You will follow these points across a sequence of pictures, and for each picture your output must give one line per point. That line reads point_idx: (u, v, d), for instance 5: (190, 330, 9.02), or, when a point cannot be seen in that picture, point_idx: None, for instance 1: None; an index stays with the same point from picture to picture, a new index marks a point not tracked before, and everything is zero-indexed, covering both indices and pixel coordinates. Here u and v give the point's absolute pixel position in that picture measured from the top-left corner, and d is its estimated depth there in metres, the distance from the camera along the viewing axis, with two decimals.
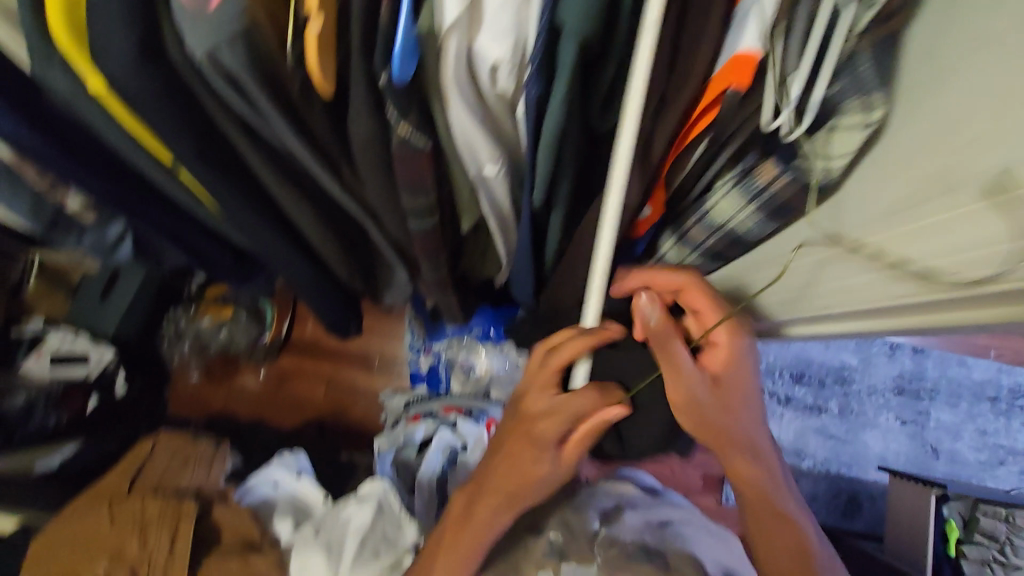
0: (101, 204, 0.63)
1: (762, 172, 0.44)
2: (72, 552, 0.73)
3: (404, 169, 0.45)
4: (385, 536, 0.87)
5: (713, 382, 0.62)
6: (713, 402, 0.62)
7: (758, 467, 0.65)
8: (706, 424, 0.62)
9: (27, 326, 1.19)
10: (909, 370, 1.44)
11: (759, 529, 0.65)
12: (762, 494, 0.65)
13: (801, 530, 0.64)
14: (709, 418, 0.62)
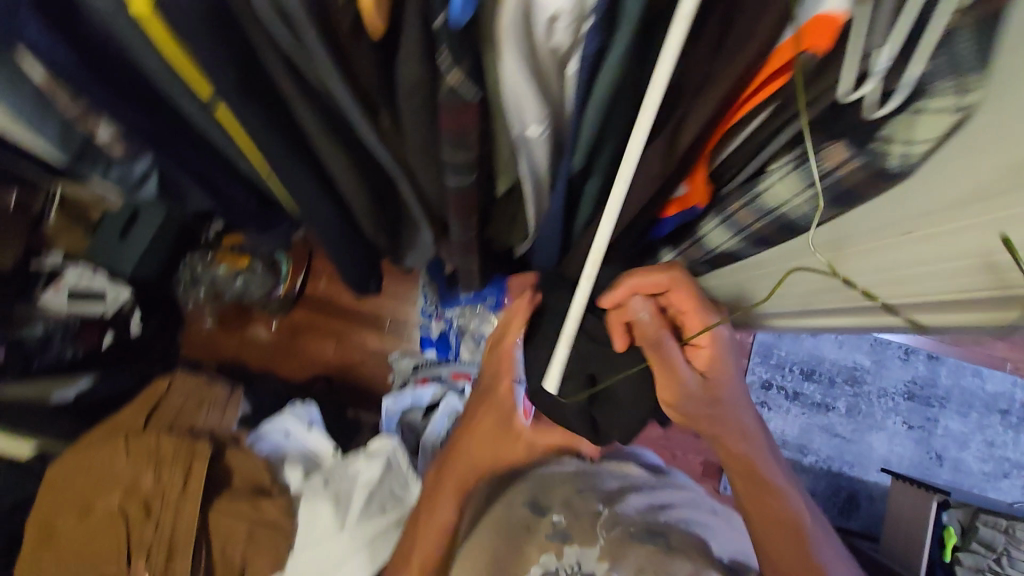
0: (130, 137, 0.62)
1: (829, 157, 0.40)
2: (86, 484, 0.77)
3: (448, 122, 0.43)
4: (392, 494, 0.89)
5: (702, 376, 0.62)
6: (702, 395, 0.62)
7: (743, 446, 0.69)
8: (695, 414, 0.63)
9: (46, 258, 1.18)
10: (922, 376, 1.41)
11: (742, 491, 0.72)
12: (745, 469, 0.70)
13: (775, 489, 0.71)
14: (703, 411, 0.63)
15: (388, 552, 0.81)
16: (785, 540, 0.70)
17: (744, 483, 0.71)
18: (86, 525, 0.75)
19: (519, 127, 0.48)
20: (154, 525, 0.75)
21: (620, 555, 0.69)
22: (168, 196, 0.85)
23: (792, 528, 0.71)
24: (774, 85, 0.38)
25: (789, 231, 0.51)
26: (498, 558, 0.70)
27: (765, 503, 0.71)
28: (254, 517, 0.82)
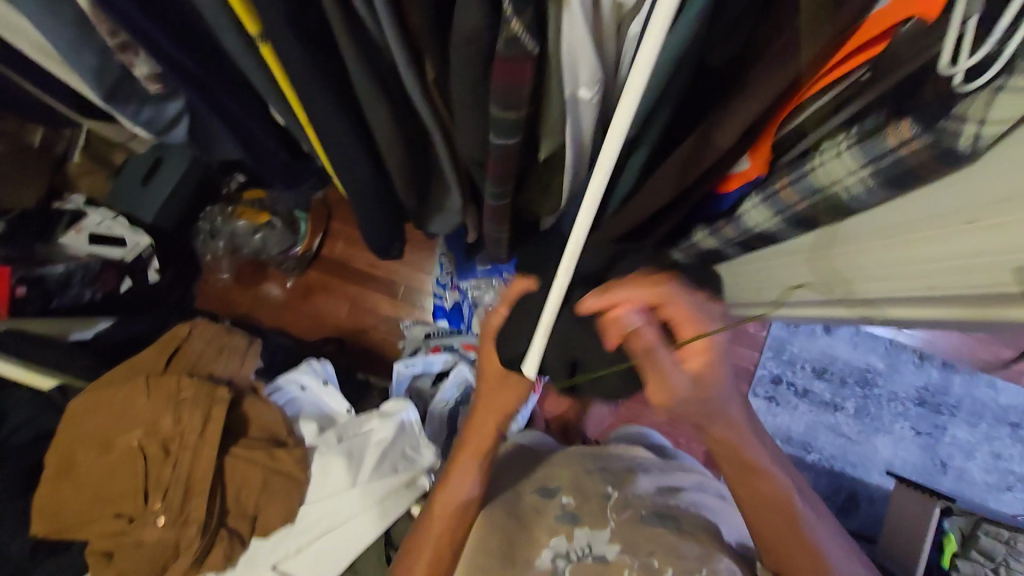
0: (168, 76, 0.61)
1: (894, 133, 0.39)
2: (109, 419, 0.80)
3: (501, 76, 0.42)
4: (405, 455, 0.91)
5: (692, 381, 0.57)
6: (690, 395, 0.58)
7: (726, 438, 0.67)
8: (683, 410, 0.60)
9: (68, 201, 1.23)
10: (934, 383, 1.39)
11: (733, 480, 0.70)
12: (731, 458, 0.69)
13: (763, 474, 0.70)
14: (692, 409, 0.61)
15: (399, 512, 0.86)
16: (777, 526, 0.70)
17: (734, 471, 0.70)
18: (106, 460, 0.78)
19: (570, 87, 0.46)
20: (172, 465, 0.78)
21: (632, 537, 0.68)
22: (196, 143, 0.84)
23: (784, 510, 0.70)
24: (858, 59, 0.37)
25: (836, 213, 0.51)
26: (509, 536, 0.70)
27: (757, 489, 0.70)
28: (269, 464, 0.84)
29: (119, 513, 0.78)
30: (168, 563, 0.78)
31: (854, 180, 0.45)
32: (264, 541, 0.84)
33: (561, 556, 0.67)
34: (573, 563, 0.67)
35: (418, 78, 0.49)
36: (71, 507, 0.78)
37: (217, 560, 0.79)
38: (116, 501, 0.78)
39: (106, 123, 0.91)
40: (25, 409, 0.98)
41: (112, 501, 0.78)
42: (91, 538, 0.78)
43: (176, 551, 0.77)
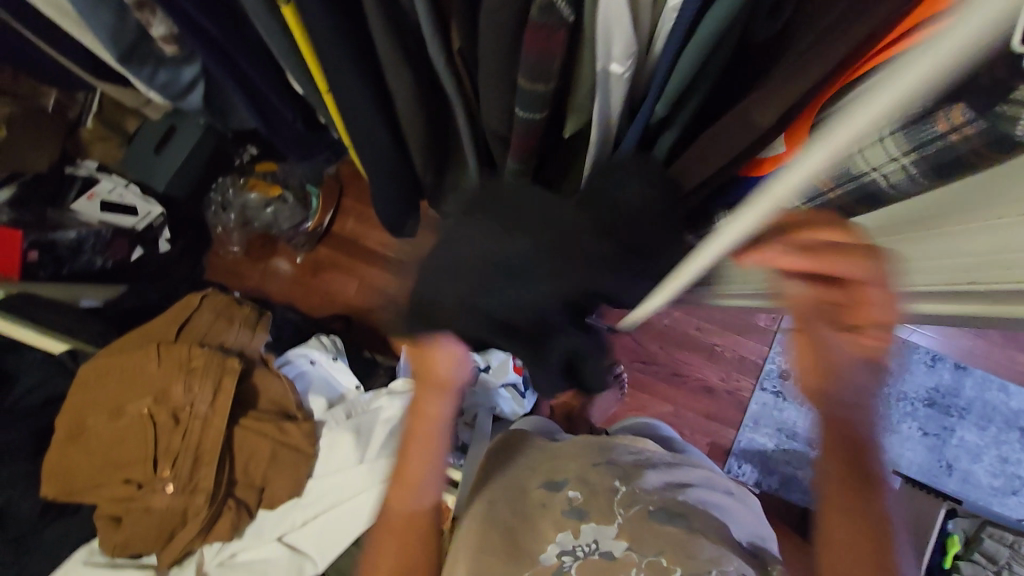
0: (187, 39, 0.59)
1: (941, 121, 0.38)
2: (119, 384, 0.81)
3: (532, 45, 0.41)
4: None
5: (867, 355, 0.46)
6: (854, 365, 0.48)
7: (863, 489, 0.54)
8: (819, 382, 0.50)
9: (83, 165, 1.20)
10: (945, 385, 1.36)
11: (833, 543, 0.55)
12: (855, 515, 0.54)
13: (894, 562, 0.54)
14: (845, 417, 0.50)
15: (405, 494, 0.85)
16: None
17: (843, 537, 0.54)
18: (117, 426, 0.79)
19: (601, 61, 0.45)
20: (182, 434, 0.78)
21: (641, 535, 0.65)
22: (211, 110, 0.83)
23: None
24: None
25: (870, 202, 0.49)
26: (511, 533, 0.67)
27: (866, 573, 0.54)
28: (280, 437, 0.85)
29: (128, 479, 0.78)
30: (177, 530, 0.78)
31: (893, 167, 0.44)
32: (270, 512, 0.85)
33: (567, 553, 0.65)
34: (580, 560, 0.64)
35: (444, 47, 0.47)
36: (82, 470, 0.79)
37: (223, 530, 0.80)
38: (126, 466, 0.78)
39: (120, 86, 0.90)
40: (35, 372, 0.98)
41: (122, 467, 0.78)
42: (100, 502, 0.78)
43: (184, 518, 0.79)
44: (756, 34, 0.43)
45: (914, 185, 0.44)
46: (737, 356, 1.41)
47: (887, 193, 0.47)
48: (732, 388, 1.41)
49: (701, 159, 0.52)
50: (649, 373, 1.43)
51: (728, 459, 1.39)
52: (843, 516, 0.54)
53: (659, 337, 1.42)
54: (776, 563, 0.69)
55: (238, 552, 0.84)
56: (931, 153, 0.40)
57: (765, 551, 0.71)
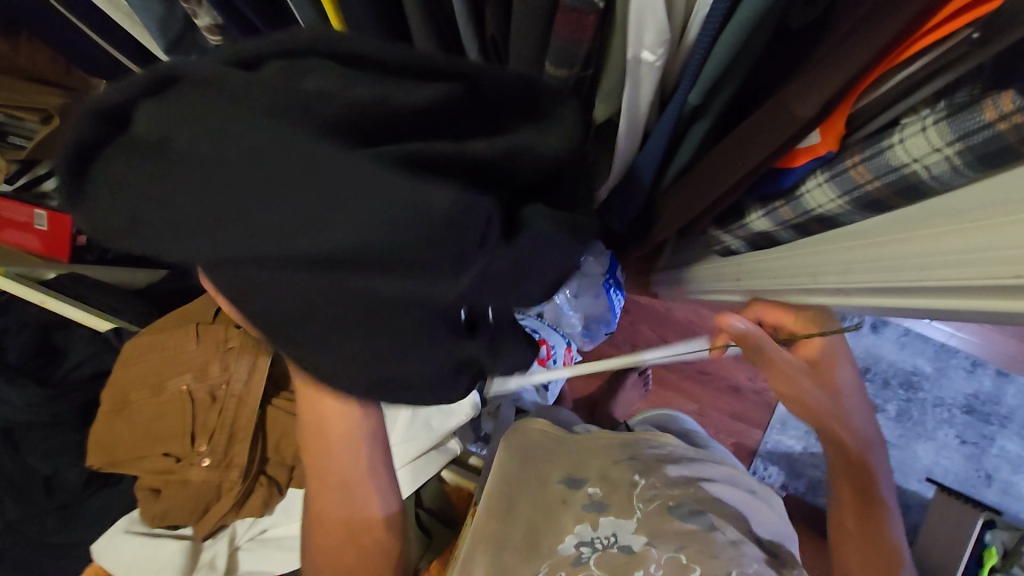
0: (231, 31, 0.61)
1: (988, 109, 0.38)
2: (159, 362, 0.84)
3: (563, 26, 0.41)
4: (439, 409, 0.87)
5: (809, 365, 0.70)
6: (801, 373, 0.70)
7: (847, 441, 0.74)
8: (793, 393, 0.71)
9: None
10: (985, 392, 1.30)
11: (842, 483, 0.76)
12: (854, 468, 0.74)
13: (869, 472, 0.74)
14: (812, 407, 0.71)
15: (429, 473, 0.92)
16: (867, 552, 0.72)
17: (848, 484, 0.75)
18: (158, 402, 0.82)
19: (633, 48, 0.44)
20: (219, 411, 0.82)
21: (660, 529, 0.64)
22: None
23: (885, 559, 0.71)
24: (970, 16, 0.34)
25: (911, 193, 0.48)
26: (529, 527, 0.67)
27: (862, 506, 0.74)
28: None
29: (167, 453, 0.82)
30: (211, 504, 0.82)
31: (937, 158, 0.43)
32: (300, 491, 0.87)
33: (585, 544, 0.64)
34: (598, 552, 0.63)
35: (476, 31, 0.48)
36: (124, 444, 0.82)
37: (254, 506, 0.84)
38: (165, 441, 0.82)
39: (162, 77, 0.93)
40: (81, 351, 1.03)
41: (162, 440, 0.82)
42: (141, 474, 0.82)
43: (219, 493, 0.82)
44: (792, 21, 0.43)
45: (959, 177, 0.43)
46: None
47: (928, 184, 0.46)
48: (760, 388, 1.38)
49: (736, 148, 0.52)
50: (674, 370, 1.42)
51: (754, 460, 1.37)
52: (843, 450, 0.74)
53: (685, 334, 1.40)
54: (795, 562, 0.67)
55: (268, 528, 0.87)
56: (978, 144, 0.40)
57: (784, 549, 0.70)
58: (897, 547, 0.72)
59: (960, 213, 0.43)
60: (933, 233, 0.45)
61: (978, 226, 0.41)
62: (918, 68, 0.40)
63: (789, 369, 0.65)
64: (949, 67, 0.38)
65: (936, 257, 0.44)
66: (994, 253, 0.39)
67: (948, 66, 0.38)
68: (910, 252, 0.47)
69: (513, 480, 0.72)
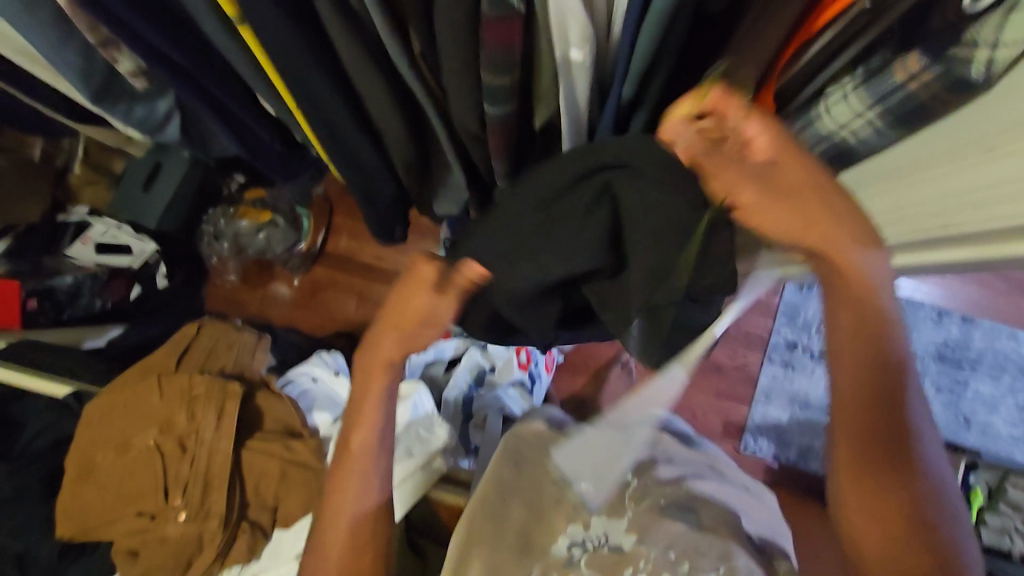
0: (156, 72, 0.58)
1: (898, 70, 0.39)
2: (123, 419, 0.82)
3: (489, 35, 0.41)
4: (419, 437, 0.93)
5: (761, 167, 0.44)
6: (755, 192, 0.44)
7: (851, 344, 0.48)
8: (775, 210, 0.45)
9: (73, 213, 1.20)
10: (953, 339, 1.34)
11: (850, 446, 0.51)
12: (872, 424, 0.49)
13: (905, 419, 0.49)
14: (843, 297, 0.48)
15: (418, 494, 0.90)
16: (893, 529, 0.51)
17: (852, 457, 0.51)
18: (125, 460, 0.80)
19: (561, 48, 0.43)
20: (190, 461, 0.80)
21: (650, 528, 0.65)
22: (190, 140, 0.83)
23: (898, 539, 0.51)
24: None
25: (842, 159, 0.49)
26: (523, 528, 0.67)
27: (871, 471, 0.50)
28: (287, 456, 0.86)
29: (141, 511, 0.79)
30: (193, 559, 0.79)
31: (861, 123, 0.44)
32: (286, 532, 0.84)
33: (577, 544, 0.65)
34: (589, 552, 0.64)
35: (405, 48, 0.47)
36: (95, 508, 0.79)
37: (238, 555, 0.81)
38: (137, 499, 0.79)
39: (98, 127, 0.91)
40: (40, 420, 0.99)
41: (134, 500, 0.79)
42: (116, 537, 0.79)
43: (201, 545, 0.79)
44: (711, 7, 0.44)
45: (883, 139, 0.45)
46: (741, 332, 1.41)
47: (857, 148, 0.47)
48: (741, 363, 1.41)
49: None
50: None
51: (743, 435, 1.39)
52: (854, 386, 0.49)
53: None
54: (784, 558, 0.65)
55: (260, 572, 0.83)
56: (896, 106, 0.40)
57: (773, 543, 0.68)
58: (951, 531, 0.52)
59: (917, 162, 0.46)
60: (930, 179, 0.45)
61: (960, 168, 0.42)
62: (830, 36, 0.40)
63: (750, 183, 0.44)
64: (858, 35, 0.39)
65: (944, 200, 0.46)
66: (1005, 187, 0.40)
67: (857, 35, 0.39)
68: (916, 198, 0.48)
69: (511, 484, 0.69)
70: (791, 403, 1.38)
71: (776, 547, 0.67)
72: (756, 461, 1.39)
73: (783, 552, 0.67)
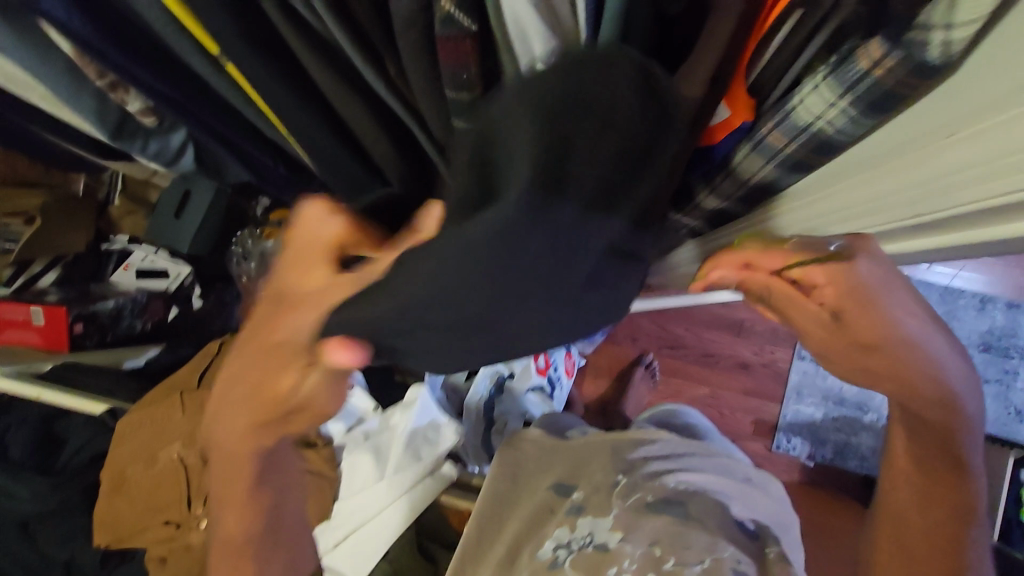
0: (162, 109, 0.63)
1: (867, 54, 0.37)
2: (147, 437, 0.86)
3: (447, 56, 0.43)
4: (427, 438, 0.94)
5: (833, 317, 0.54)
6: (835, 329, 0.56)
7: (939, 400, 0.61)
8: (849, 351, 0.57)
9: (115, 241, 1.29)
10: (999, 327, 1.26)
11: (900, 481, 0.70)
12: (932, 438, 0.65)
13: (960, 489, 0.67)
14: (863, 363, 0.57)
15: (428, 499, 0.94)
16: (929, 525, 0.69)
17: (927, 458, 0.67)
18: (155, 471, 0.86)
19: (525, 61, 0.42)
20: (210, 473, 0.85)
21: (635, 525, 0.69)
22: (208, 169, 0.88)
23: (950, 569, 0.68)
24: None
25: (826, 149, 0.47)
26: (519, 539, 0.71)
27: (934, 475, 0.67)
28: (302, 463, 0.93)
29: (168, 520, 0.85)
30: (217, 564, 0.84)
31: (835, 113, 0.43)
32: (325, 527, 0.93)
33: (563, 546, 0.69)
34: (574, 553, 0.68)
35: (379, 73, 0.48)
36: (127, 518, 0.86)
37: None
38: (165, 509, 0.85)
39: (127, 162, 0.97)
40: (84, 435, 1.07)
41: (162, 509, 0.85)
42: (147, 544, 0.85)
43: None
44: (671, 6, 0.43)
45: (857, 126, 0.43)
46: (768, 329, 1.37)
47: (836, 138, 0.46)
48: (770, 360, 1.37)
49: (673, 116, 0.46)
50: (679, 357, 1.41)
51: (774, 434, 1.36)
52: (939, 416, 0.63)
53: (684, 320, 1.40)
54: (775, 543, 0.70)
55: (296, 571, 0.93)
56: (863, 93, 0.39)
57: (769, 531, 0.71)
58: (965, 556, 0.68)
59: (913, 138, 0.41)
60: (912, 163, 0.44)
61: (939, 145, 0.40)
62: (802, 10, 0.39)
63: (818, 320, 0.56)
64: (826, 18, 0.39)
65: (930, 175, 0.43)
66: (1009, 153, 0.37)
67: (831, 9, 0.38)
68: (897, 180, 0.46)
69: (504, 501, 0.78)
70: (825, 400, 1.33)
71: (770, 534, 0.71)
72: (790, 460, 1.35)
73: (774, 538, 0.70)
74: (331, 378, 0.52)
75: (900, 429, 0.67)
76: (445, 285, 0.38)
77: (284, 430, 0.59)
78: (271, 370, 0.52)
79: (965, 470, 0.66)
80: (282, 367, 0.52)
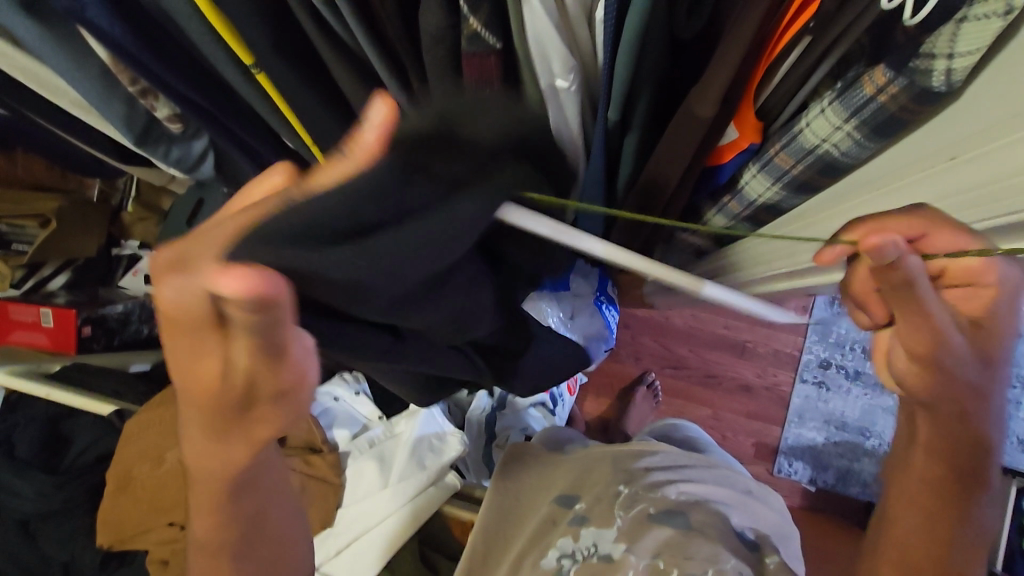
0: (189, 117, 0.65)
1: (872, 80, 0.39)
2: (155, 437, 0.87)
3: (471, 72, 0.44)
4: (432, 447, 0.95)
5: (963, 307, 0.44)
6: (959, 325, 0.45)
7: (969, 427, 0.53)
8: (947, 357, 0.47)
9: (126, 245, 1.32)
10: None
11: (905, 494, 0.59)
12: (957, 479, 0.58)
13: (970, 506, 0.57)
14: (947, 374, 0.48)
15: (430, 509, 0.92)
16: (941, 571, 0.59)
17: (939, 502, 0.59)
18: (160, 472, 0.86)
19: (546, 79, 0.46)
20: None
21: (639, 536, 0.68)
22: (226, 177, 0.90)
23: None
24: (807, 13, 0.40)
25: (832, 171, 0.49)
26: (524, 551, 0.72)
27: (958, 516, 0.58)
28: (306, 470, 0.93)
29: (171, 521, 0.84)
30: None
31: (841, 136, 0.44)
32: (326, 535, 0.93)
33: (566, 556, 0.68)
34: (579, 563, 0.67)
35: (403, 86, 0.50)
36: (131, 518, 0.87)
37: None
38: (169, 510, 0.85)
39: (146, 169, 0.99)
40: (89, 436, 1.08)
41: (164, 511, 0.85)
42: (149, 546, 0.85)
43: None
44: (684, 32, 0.45)
45: (864, 149, 0.45)
46: (770, 351, 1.37)
47: (843, 160, 0.47)
48: (771, 383, 1.37)
49: (689, 133, 0.49)
50: (681, 377, 1.41)
51: (776, 457, 1.35)
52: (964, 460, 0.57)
53: (687, 340, 1.40)
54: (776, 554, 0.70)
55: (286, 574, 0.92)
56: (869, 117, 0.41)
57: (769, 543, 0.72)
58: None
59: (919, 160, 0.42)
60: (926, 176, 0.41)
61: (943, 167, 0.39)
62: (810, 38, 0.42)
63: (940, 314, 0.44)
64: (831, 46, 0.41)
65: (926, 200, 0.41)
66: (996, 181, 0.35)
67: (836, 40, 0.41)
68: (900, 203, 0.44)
69: (505, 516, 0.79)
70: (827, 424, 1.33)
71: (768, 543, 0.72)
72: (792, 484, 1.35)
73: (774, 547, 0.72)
74: (260, 348, 0.39)
75: (922, 447, 0.57)
76: (361, 203, 0.29)
77: (255, 430, 0.48)
78: (203, 344, 0.39)
79: (979, 483, 0.56)
80: (206, 338, 0.39)
